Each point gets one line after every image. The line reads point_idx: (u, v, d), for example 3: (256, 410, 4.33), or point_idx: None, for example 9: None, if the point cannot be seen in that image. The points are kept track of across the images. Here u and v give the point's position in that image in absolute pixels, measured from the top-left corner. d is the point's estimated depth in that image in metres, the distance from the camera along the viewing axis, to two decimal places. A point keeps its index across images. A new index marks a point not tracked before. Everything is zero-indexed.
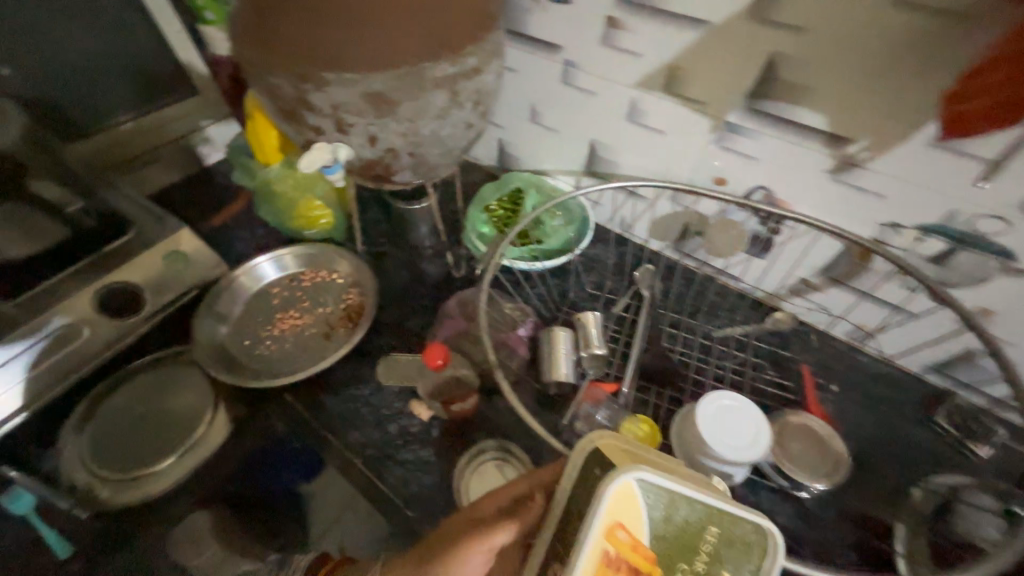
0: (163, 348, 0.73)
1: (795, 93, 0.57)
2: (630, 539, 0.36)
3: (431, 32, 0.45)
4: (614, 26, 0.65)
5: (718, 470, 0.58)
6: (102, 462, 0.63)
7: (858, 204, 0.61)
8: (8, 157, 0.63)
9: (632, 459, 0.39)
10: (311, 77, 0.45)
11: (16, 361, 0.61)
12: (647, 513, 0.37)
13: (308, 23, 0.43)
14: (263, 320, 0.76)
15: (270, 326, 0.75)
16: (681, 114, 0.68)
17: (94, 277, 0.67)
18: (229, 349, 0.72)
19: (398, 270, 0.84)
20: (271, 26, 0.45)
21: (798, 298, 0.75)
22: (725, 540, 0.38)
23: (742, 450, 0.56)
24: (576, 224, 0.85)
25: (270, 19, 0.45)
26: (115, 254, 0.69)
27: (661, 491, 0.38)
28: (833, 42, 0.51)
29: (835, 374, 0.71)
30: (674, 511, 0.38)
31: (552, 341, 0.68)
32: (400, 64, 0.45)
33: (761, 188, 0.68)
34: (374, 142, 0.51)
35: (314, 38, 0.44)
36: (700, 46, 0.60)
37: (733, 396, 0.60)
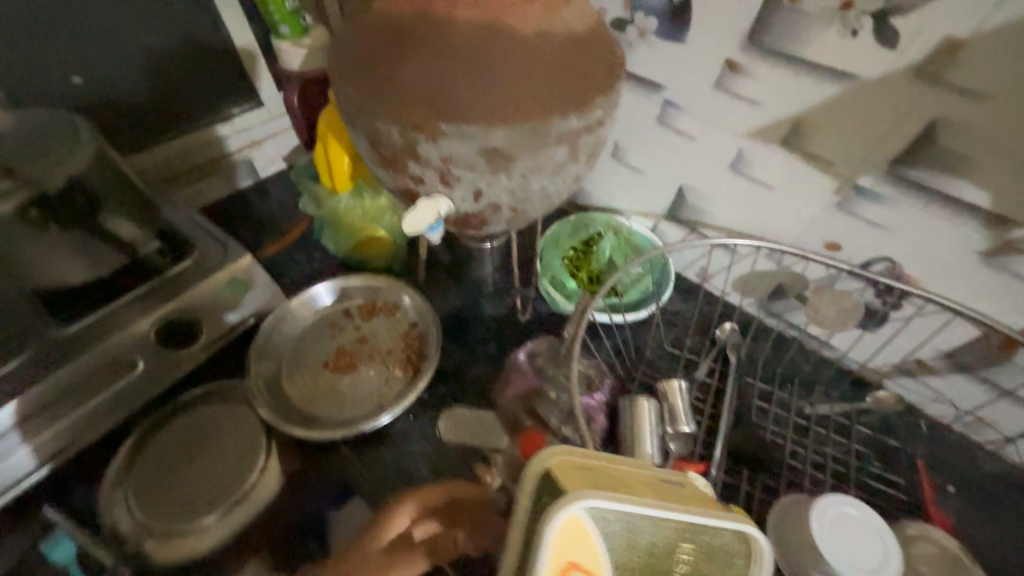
0: (217, 383, 0.68)
1: (956, 164, 0.49)
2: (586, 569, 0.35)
3: (565, 89, 0.40)
4: (734, 70, 0.59)
5: None
6: (149, 510, 0.58)
7: (1012, 293, 0.53)
8: (80, 186, 0.60)
9: (586, 480, 0.38)
10: (426, 127, 0.39)
11: (65, 398, 0.57)
12: (604, 542, 0.36)
13: (432, 69, 0.38)
14: (319, 357, 0.73)
15: (327, 364, 0.72)
16: (799, 171, 0.61)
17: (150, 307, 0.62)
18: (285, 387, 0.70)
19: (460, 310, 0.79)
20: (385, 69, 0.40)
21: (906, 379, 0.67)
22: (704, 552, 0.39)
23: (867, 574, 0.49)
24: (654, 272, 0.77)
25: (384, 62, 0.40)
26: (173, 281, 0.64)
27: (627, 517, 0.37)
28: (1023, 114, 0.44)
29: (954, 473, 0.63)
30: (640, 531, 0.38)
31: (634, 414, 0.61)
32: (527, 118, 0.39)
33: (885, 260, 0.60)
34: (478, 197, 0.45)
35: (436, 86, 0.38)
36: (841, 102, 0.53)
37: (857, 503, 0.52)
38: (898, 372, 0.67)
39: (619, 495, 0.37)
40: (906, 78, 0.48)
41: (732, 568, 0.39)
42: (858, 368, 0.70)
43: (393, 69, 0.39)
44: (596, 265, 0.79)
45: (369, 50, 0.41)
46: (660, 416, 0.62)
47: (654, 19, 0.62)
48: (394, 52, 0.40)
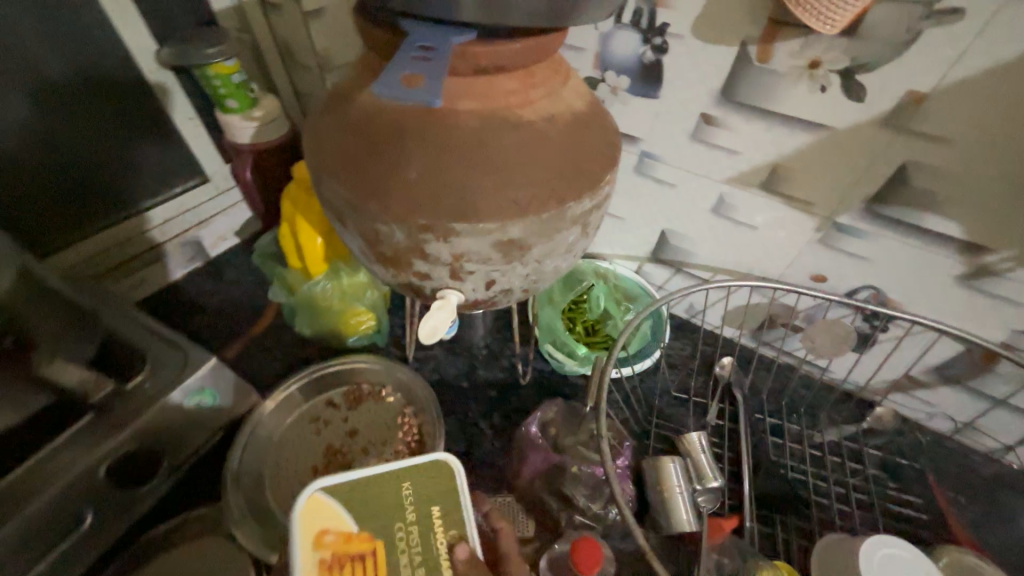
0: (186, 510, 0.62)
1: (927, 201, 0.52)
2: (339, 537, 0.42)
3: (578, 173, 0.38)
4: (709, 123, 0.60)
5: None
6: None
7: (989, 311, 0.57)
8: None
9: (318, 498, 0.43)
10: (436, 227, 0.36)
11: None
12: (343, 511, 0.43)
13: (438, 166, 0.36)
14: (307, 462, 0.65)
15: (316, 470, 0.64)
16: (780, 213, 0.63)
17: (97, 441, 0.51)
18: (271, 507, 0.61)
19: (456, 381, 0.74)
20: (384, 168, 0.37)
21: (901, 395, 0.70)
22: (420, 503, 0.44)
23: None
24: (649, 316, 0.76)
25: (382, 162, 0.37)
26: (126, 402, 0.53)
27: (350, 491, 0.44)
28: (983, 157, 0.47)
29: (962, 483, 0.65)
30: (359, 499, 0.44)
31: (660, 478, 0.58)
32: (544, 209, 0.37)
33: (870, 288, 0.63)
34: (490, 287, 0.42)
35: (444, 183, 0.36)
36: (815, 149, 0.55)
37: (902, 544, 0.51)
38: (892, 389, 0.70)
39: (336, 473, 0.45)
40: (875, 127, 0.51)
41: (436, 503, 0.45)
42: (854, 388, 0.72)
43: (394, 169, 0.36)
44: (591, 315, 0.77)
45: (362, 148, 0.38)
46: (688, 475, 0.59)
47: (626, 77, 0.61)
48: (393, 151, 0.37)
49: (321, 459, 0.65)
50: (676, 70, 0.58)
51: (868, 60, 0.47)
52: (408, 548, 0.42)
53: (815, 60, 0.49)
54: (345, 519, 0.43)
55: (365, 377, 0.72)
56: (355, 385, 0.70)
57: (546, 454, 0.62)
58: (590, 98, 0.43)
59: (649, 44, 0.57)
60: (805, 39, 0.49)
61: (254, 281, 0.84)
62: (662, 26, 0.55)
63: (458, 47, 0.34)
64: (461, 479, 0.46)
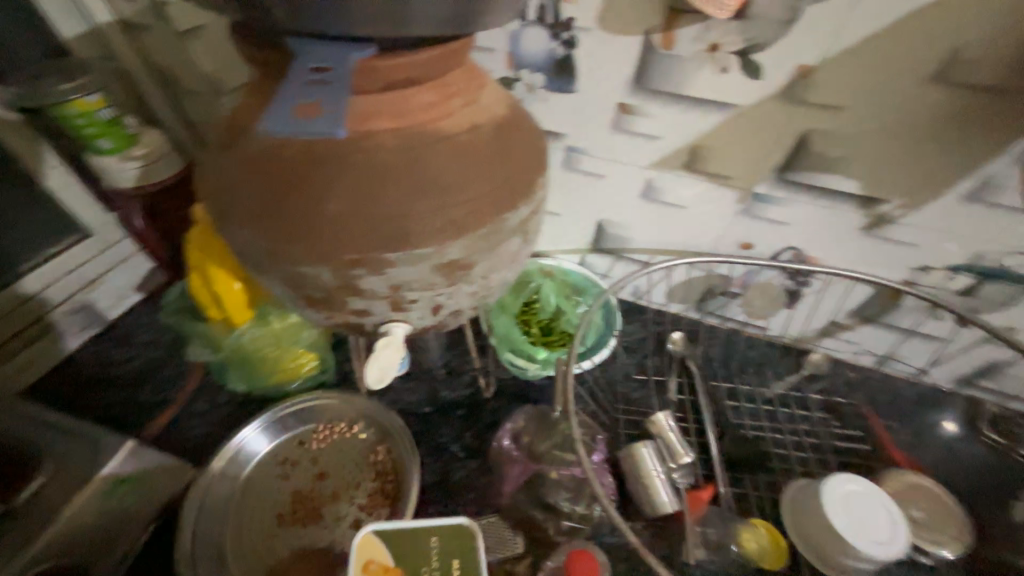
0: None
1: (828, 163, 0.57)
2: (381, 569, 0.48)
3: (510, 183, 0.37)
4: (627, 112, 0.60)
5: (856, 567, 0.53)
6: None
7: (892, 254, 0.63)
8: None
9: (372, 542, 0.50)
10: (367, 261, 0.33)
11: None
12: (388, 550, 0.50)
13: (359, 195, 0.33)
14: (272, 511, 0.60)
15: (284, 518, 0.59)
16: (704, 190, 0.66)
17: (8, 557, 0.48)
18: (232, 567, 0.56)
19: (417, 407, 0.70)
20: (299, 204, 0.33)
21: (830, 339, 0.76)
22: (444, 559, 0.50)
23: (884, 546, 0.51)
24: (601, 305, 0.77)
25: (295, 197, 0.33)
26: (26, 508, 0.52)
27: (394, 537, 0.51)
28: (868, 119, 0.52)
29: (892, 409, 0.72)
30: (402, 545, 0.50)
31: (636, 463, 0.58)
32: (481, 225, 0.35)
33: (791, 248, 0.67)
34: (438, 311, 0.39)
35: (369, 212, 0.33)
36: (727, 127, 0.58)
37: (858, 478, 0.55)
38: (821, 335, 0.76)
39: (386, 523, 0.51)
40: (774, 101, 0.54)
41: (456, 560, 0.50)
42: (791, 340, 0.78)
43: (310, 204, 0.33)
44: (543, 314, 0.77)
45: (269, 186, 0.33)
46: (661, 456, 0.59)
47: (541, 73, 0.61)
48: (305, 184, 0.33)
49: (289, 506, 0.60)
50: (588, 63, 0.58)
51: (760, 39, 0.50)
52: None
53: (714, 44, 0.52)
54: (386, 557, 0.49)
55: (334, 410, 0.67)
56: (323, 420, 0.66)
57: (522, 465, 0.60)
58: (511, 102, 0.42)
59: (558, 39, 0.57)
60: (702, 24, 0.51)
61: (169, 339, 0.75)
62: (568, 21, 0.55)
63: (359, 64, 0.32)
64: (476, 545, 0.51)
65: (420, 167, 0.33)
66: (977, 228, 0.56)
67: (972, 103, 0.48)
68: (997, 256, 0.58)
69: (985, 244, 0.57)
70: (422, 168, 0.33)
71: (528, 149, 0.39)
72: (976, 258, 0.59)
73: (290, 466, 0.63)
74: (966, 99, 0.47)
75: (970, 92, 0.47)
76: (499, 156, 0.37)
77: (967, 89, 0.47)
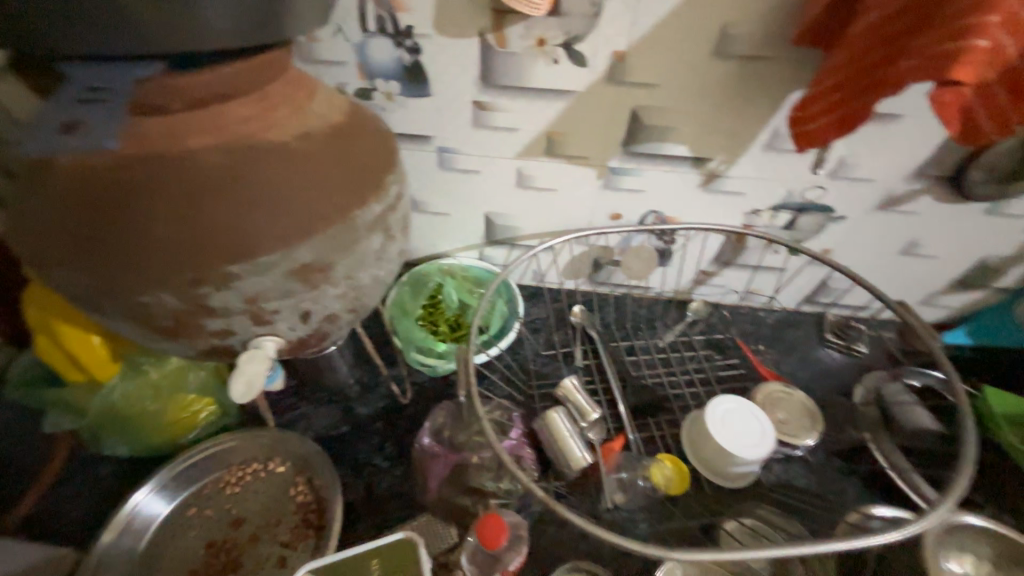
0: None
1: (660, 133, 0.65)
2: None
3: (348, 179, 0.38)
4: (482, 108, 0.65)
5: (745, 470, 0.61)
6: None
7: (729, 203, 0.73)
8: None
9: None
10: (208, 278, 0.34)
11: None
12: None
13: (184, 214, 0.33)
14: (184, 574, 0.56)
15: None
16: (568, 171, 0.71)
17: None
18: None
19: (332, 429, 0.68)
20: (125, 236, 0.33)
21: (705, 286, 0.86)
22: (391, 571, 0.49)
23: (756, 448, 0.60)
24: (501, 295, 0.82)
25: (118, 229, 0.33)
26: None
27: (335, 565, 0.48)
28: (679, 91, 0.61)
29: (760, 336, 0.83)
30: (344, 572, 0.48)
31: (550, 427, 0.62)
32: (322, 225, 0.36)
33: (653, 212, 0.76)
34: (308, 318, 0.40)
35: (198, 230, 0.33)
36: (571, 111, 0.64)
37: (731, 397, 0.64)
38: (695, 285, 0.86)
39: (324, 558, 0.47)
40: (603, 84, 0.61)
41: (403, 571, 0.49)
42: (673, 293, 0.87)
43: (134, 232, 0.33)
44: (449, 312, 0.79)
45: (88, 223, 0.33)
46: (571, 417, 0.64)
47: (395, 81, 0.63)
48: (126, 214, 0.33)
49: (204, 563, 0.56)
50: (436, 67, 0.61)
51: (577, 32, 0.57)
52: None
53: (541, 39, 0.57)
54: None
55: (245, 451, 0.63)
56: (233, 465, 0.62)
57: (444, 458, 0.62)
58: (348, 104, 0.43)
59: (403, 47, 0.60)
60: (526, 22, 0.56)
61: (29, 419, 0.66)
62: (408, 29, 0.58)
63: (152, 83, 0.32)
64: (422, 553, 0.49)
65: (244, 177, 0.34)
66: (783, 171, 0.67)
67: (750, 69, 0.58)
68: (803, 191, 0.70)
69: (792, 183, 0.69)
70: (247, 178, 0.34)
71: (366, 144, 0.41)
72: (789, 196, 0.70)
73: (201, 522, 0.59)
74: (743, 66, 0.57)
75: (746, 61, 0.57)
76: (330, 155, 0.38)
77: (743, 58, 0.57)
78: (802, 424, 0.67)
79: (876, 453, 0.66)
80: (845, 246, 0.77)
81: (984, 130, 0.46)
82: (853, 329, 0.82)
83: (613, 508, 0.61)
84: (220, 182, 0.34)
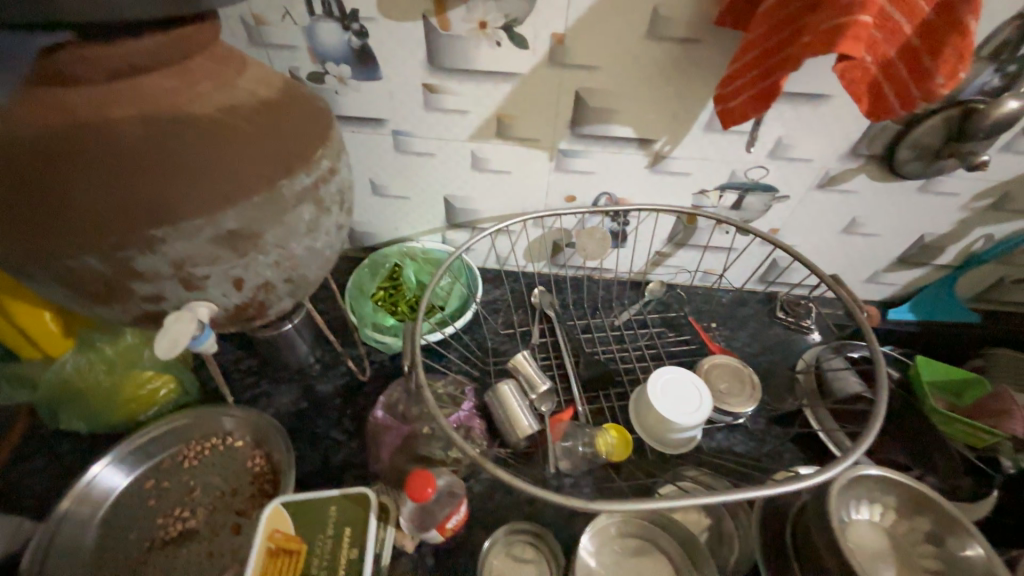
0: None
1: (605, 115, 0.68)
2: (284, 537, 0.50)
3: (270, 148, 0.40)
4: (432, 91, 0.67)
5: (687, 436, 0.64)
6: None
7: (675, 184, 0.76)
8: None
9: (281, 511, 0.52)
10: (131, 241, 0.36)
11: None
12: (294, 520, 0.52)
13: (104, 180, 0.35)
14: (136, 540, 0.58)
15: (152, 543, 0.58)
16: (520, 153, 0.74)
17: None
18: None
19: (293, 404, 0.71)
20: (47, 200, 0.35)
21: (660, 267, 0.90)
22: (348, 522, 0.52)
23: (698, 413, 0.62)
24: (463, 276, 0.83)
25: (37, 193, 0.35)
26: None
27: (304, 505, 0.53)
28: (619, 73, 0.63)
29: (711, 314, 0.87)
30: (308, 514, 0.52)
31: (501, 400, 0.63)
32: (241, 193, 0.38)
33: (604, 193, 0.79)
34: (240, 285, 0.43)
35: (119, 196, 0.35)
36: (518, 94, 0.66)
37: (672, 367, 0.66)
38: (652, 266, 0.90)
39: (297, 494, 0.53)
40: (546, 67, 0.63)
41: (354, 526, 0.52)
42: (630, 274, 0.90)
43: (55, 196, 0.35)
44: (411, 294, 0.83)
45: (8, 186, 0.35)
46: (523, 389, 0.67)
47: (346, 65, 0.65)
48: (47, 179, 0.35)
49: (158, 530, 0.58)
50: (384, 51, 0.63)
51: (517, 15, 0.58)
52: (321, 558, 0.50)
53: (482, 22, 0.59)
54: (290, 527, 0.51)
55: (205, 426, 0.66)
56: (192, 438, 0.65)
57: (396, 430, 0.65)
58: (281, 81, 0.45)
59: (351, 31, 0.61)
60: (467, 5, 0.58)
61: None
62: (353, 13, 0.59)
63: (68, 54, 0.34)
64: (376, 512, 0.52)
65: (161, 144, 0.36)
66: (723, 152, 0.70)
67: (685, 51, 0.60)
68: (744, 171, 0.73)
69: (733, 163, 0.72)
70: (164, 145, 0.36)
71: (292, 115, 0.42)
72: (732, 175, 0.74)
73: (156, 493, 0.61)
74: (678, 49, 0.60)
75: (680, 43, 0.59)
76: (251, 125, 0.39)
77: (677, 41, 0.59)
78: (742, 391, 0.70)
79: (810, 418, 0.70)
80: (789, 225, 0.81)
81: (890, 105, 0.48)
82: (802, 306, 0.86)
83: (559, 473, 0.65)
84: (138, 149, 0.35)
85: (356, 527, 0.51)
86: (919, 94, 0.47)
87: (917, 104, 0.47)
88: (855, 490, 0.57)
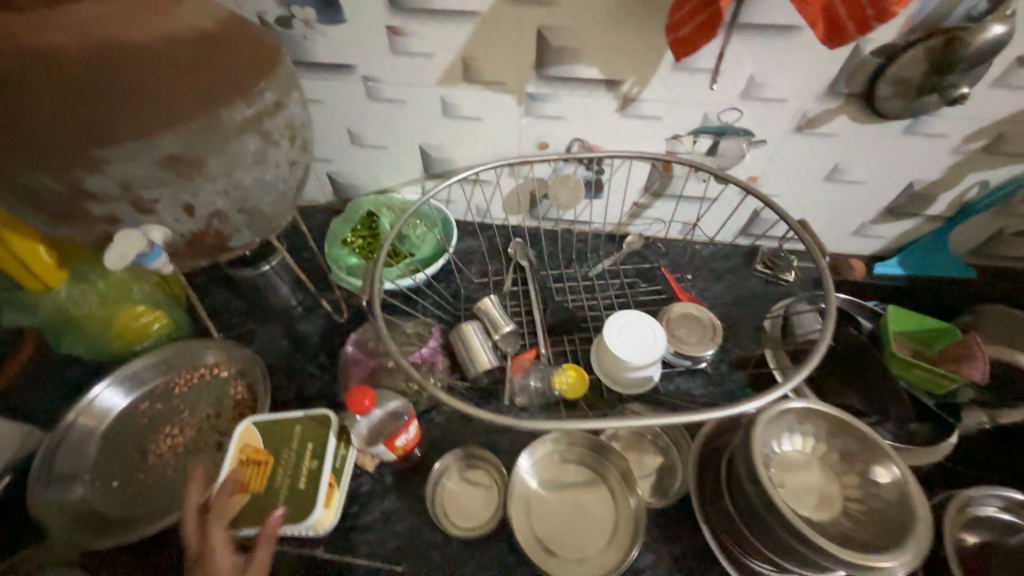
0: None
1: (570, 55, 0.67)
2: (253, 449, 0.61)
3: (196, 78, 0.45)
4: (395, 33, 0.66)
5: (642, 376, 0.67)
6: None
7: (645, 127, 0.75)
8: None
9: (250, 428, 0.62)
10: (77, 160, 0.43)
11: None
12: (261, 436, 0.62)
13: (38, 103, 0.41)
14: (132, 449, 0.69)
15: (149, 450, 0.68)
16: (484, 96, 0.73)
17: None
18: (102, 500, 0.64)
19: (275, 342, 0.78)
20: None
21: (638, 218, 0.89)
22: (308, 438, 0.63)
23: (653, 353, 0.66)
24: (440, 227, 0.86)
25: None
26: None
27: (271, 424, 0.63)
28: (583, 9, 0.61)
29: (686, 265, 0.88)
30: (274, 432, 0.63)
31: (463, 337, 0.70)
32: (175, 121, 0.45)
33: (576, 140, 0.79)
34: (191, 211, 0.51)
35: (55, 117, 0.42)
36: (481, 33, 0.65)
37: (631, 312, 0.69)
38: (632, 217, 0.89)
39: (264, 416, 0.64)
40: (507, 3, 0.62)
41: (315, 439, 0.63)
42: (606, 226, 0.91)
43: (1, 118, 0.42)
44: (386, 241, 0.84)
45: None
46: (485, 330, 0.72)
47: (310, 8, 0.65)
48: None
49: (153, 442, 0.69)
50: None
51: None
52: (285, 465, 0.61)
53: None
54: (258, 441, 0.62)
55: (189, 358, 0.75)
56: (180, 369, 0.74)
57: (366, 361, 0.71)
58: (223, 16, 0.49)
59: None
60: None
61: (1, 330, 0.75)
62: None
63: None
64: (333, 427, 0.63)
65: (87, 66, 0.42)
66: (689, 94, 0.70)
67: None
68: (716, 112, 0.72)
69: (701, 105, 0.71)
70: (90, 67, 0.42)
71: (214, 41, 0.46)
72: (703, 119, 0.73)
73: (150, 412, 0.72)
74: None
75: None
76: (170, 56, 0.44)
77: None
78: (704, 335, 0.74)
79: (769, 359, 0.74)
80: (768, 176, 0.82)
81: (846, 28, 0.53)
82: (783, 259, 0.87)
83: (516, 408, 0.69)
84: (62, 73, 0.41)
85: (312, 446, 0.62)
86: (874, 14, 0.51)
87: (873, 25, 0.52)
88: (779, 421, 0.66)
